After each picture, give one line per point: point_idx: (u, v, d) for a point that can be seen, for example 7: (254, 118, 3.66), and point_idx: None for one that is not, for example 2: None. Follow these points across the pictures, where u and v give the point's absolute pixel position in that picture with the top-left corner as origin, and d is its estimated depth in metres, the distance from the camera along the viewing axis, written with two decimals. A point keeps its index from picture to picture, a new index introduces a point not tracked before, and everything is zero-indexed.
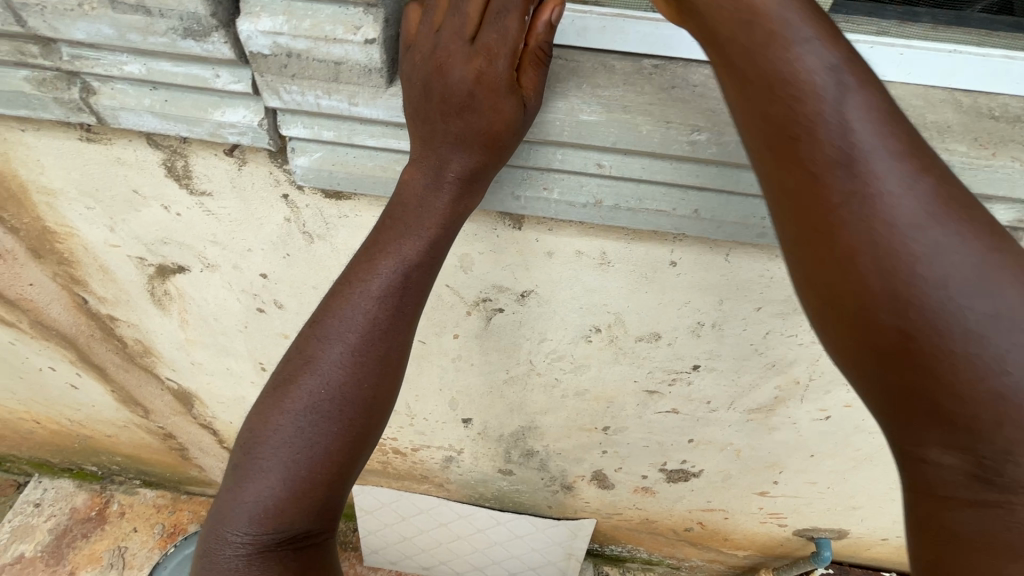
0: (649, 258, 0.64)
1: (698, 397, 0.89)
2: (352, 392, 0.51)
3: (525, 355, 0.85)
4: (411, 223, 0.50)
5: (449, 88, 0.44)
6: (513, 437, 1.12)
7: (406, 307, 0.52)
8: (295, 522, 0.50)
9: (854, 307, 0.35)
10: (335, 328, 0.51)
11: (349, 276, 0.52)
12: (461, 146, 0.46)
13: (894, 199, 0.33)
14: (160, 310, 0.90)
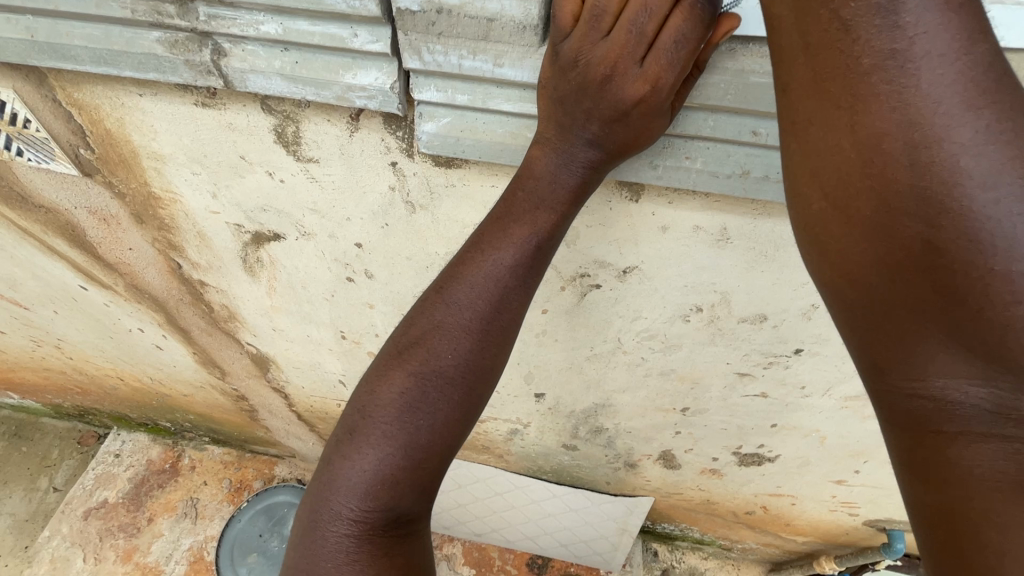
0: (775, 235, 0.60)
1: (793, 381, 0.85)
2: (473, 363, 0.50)
3: (614, 332, 0.83)
4: (545, 197, 0.48)
5: (605, 100, 0.43)
6: (583, 414, 1.11)
7: (531, 282, 0.50)
8: (405, 496, 0.50)
9: (906, 266, 0.34)
10: (463, 295, 0.50)
11: (478, 243, 0.50)
12: (598, 136, 0.45)
13: (966, 160, 0.32)
14: (249, 276, 0.91)
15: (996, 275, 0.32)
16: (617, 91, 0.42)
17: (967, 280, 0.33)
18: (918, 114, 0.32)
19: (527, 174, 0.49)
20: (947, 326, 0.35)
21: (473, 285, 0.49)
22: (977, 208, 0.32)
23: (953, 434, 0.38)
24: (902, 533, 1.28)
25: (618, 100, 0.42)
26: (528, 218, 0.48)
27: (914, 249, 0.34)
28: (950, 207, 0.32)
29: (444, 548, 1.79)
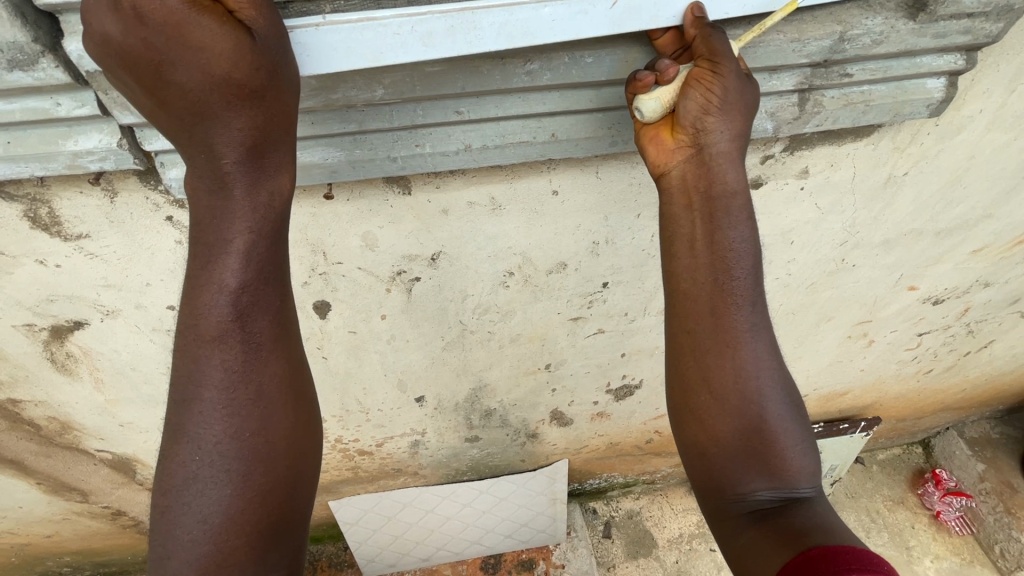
0: (535, 192, 0.70)
1: (616, 311, 0.97)
2: (259, 368, 0.52)
3: (454, 317, 0.90)
4: (238, 189, 0.47)
5: (189, 70, 0.42)
6: (468, 402, 1.17)
7: (264, 265, 0.51)
8: (253, 509, 0.52)
9: (702, 218, 0.58)
10: (214, 321, 0.50)
11: (199, 265, 0.50)
12: (215, 115, 0.44)
13: (726, 162, 0.56)
14: (66, 376, 0.85)
15: (736, 240, 0.58)
16: (207, 55, 0.41)
17: (711, 229, 0.58)
18: (728, 128, 0.54)
19: (207, 201, 0.48)
20: (719, 268, 0.58)
21: (205, 337, 0.50)
22: (732, 195, 0.57)
23: (742, 336, 0.61)
24: None
25: (214, 58, 0.41)
26: (234, 213, 0.48)
27: (705, 214, 0.57)
28: (721, 189, 0.57)
29: None
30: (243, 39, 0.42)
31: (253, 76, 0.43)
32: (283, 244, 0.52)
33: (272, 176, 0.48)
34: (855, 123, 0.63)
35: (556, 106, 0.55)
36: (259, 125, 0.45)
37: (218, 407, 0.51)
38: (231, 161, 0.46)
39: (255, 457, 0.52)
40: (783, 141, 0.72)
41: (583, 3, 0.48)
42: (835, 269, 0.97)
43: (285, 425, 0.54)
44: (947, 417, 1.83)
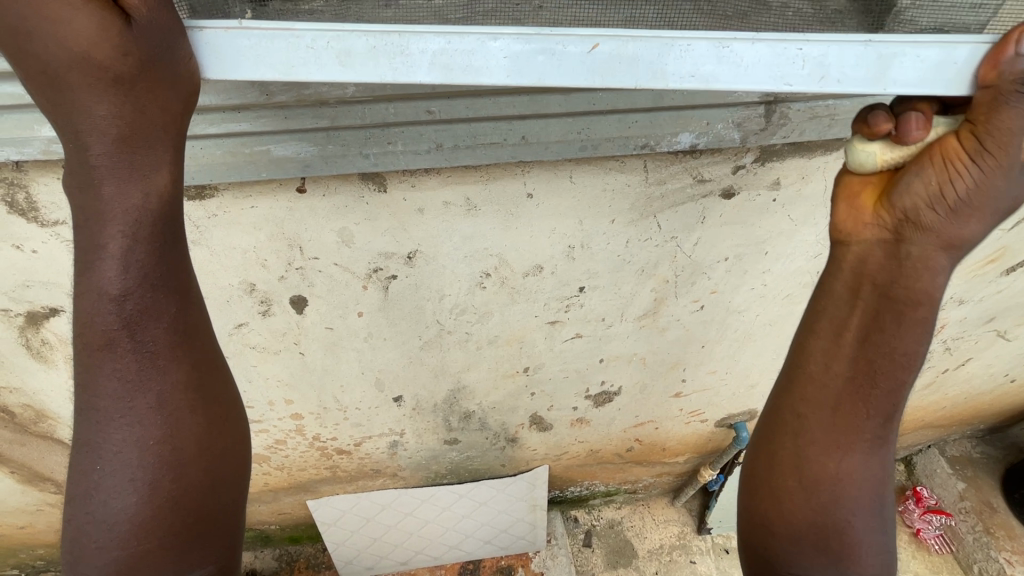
0: (510, 194, 0.71)
1: (594, 316, 0.98)
2: (151, 379, 0.51)
3: (431, 316, 0.91)
4: (119, 185, 0.46)
5: (49, 51, 0.40)
6: (447, 404, 1.17)
7: (158, 270, 0.49)
8: (167, 524, 0.53)
9: (860, 326, 0.60)
10: (99, 327, 0.49)
11: (81, 268, 0.48)
12: (81, 106, 0.43)
13: (919, 286, 0.57)
14: (41, 364, 0.85)
15: (888, 362, 0.60)
16: (64, 29, 0.40)
17: (869, 329, 0.60)
18: (941, 248, 0.55)
19: (85, 196, 0.46)
20: (866, 374, 0.61)
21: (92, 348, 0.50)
22: (905, 324, 0.58)
23: (863, 439, 0.63)
24: (745, 423, 1.48)
25: (73, 35, 0.40)
26: (115, 211, 0.46)
27: (865, 322, 0.60)
28: (890, 309, 0.58)
29: None
30: (116, 25, 0.40)
31: (121, 61, 0.41)
32: (180, 243, 0.51)
33: (150, 176, 0.47)
34: (822, 135, 0.65)
35: (521, 109, 0.56)
36: (129, 118, 0.44)
37: (113, 421, 0.51)
38: (106, 157, 0.45)
39: (162, 464, 0.53)
40: (754, 152, 0.73)
41: (555, 41, 0.44)
42: (809, 281, 0.99)
43: (189, 432, 0.53)
44: (928, 435, 1.84)
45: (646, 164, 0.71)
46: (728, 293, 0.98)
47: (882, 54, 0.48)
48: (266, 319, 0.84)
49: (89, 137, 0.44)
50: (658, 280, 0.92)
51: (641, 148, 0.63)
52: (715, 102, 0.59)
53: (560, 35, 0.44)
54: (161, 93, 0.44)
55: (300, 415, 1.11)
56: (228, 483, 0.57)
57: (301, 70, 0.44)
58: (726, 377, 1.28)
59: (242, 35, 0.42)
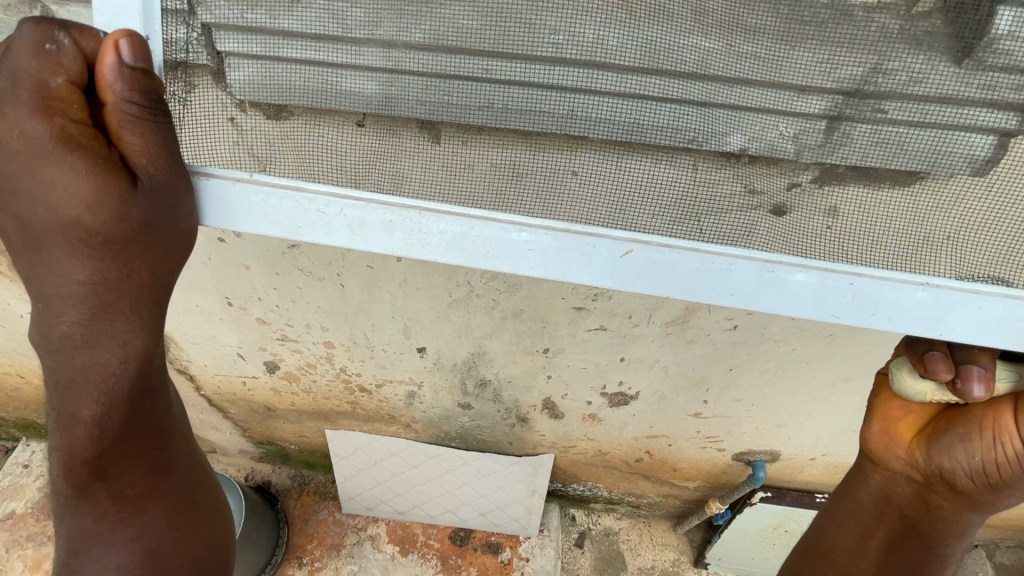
0: (553, 167, 0.68)
1: (620, 311, 0.99)
2: (108, 460, 0.74)
3: (464, 276, 0.96)
4: (93, 347, 0.64)
5: (45, 222, 0.58)
6: (466, 366, 1.22)
7: (117, 397, 0.69)
8: None
9: (896, 531, 0.81)
10: (73, 436, 0.70)
11: (60, 399, 0.68)
12: (64, 275, 0.60)
13: (944, 523, 0.77)
14: None
15: (917, 565, 0.80)
16: (61, 191, 0.56)
17: (894, 541, 0.81)
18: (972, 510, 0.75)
19: (57, 351, 0.64)
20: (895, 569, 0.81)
21: (65, 457, 0.72)
22: (932, 544, 0.78)
23: None
24: (763, 462, 1.41)
25: (60, 205, 0.57)
26: (85, 355, 0.64)
27: (892, 527, 0.82)
28: (911, 531, 0.80)
29: (369, 529, 1.88)
30: (118, 181, 0.58)
31: (105, 225, 0.59)
32: (142, 381, 0.72)
33: (130, 341, 0.66)
34: (886, 166, 0.61)
35: (575, 82, 0.60)
36: (109, 278, 0.62)
37: (82, 514, 0.78)
38: (86, 315, 0.62)
39: (144, 533, 0.82)
40: (814, 169, 0.66)
41: (594, 241, 0.64)
42: (855, 324, 0.95)
43: (156, 552, 0.82)
44: (979, 532, 1.66)
45: (697, 161, 0.66)
46: (763, 316, 0.95)
47: (855, 287, 0.63)
48: (316, 245, 0.93)
49: (72, 306, 0.62)
50: None
51: (687, 143, 0.62)
52: (771, 106, 0.59)
53: (598, 237, 0.64)
54: (145, 260, 0.63)
55: (332, 343, 1.19)
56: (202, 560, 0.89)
57: (305, 232, 0.65)
58: (751, 409, 1.23)
59: (253, 185, 0.63)
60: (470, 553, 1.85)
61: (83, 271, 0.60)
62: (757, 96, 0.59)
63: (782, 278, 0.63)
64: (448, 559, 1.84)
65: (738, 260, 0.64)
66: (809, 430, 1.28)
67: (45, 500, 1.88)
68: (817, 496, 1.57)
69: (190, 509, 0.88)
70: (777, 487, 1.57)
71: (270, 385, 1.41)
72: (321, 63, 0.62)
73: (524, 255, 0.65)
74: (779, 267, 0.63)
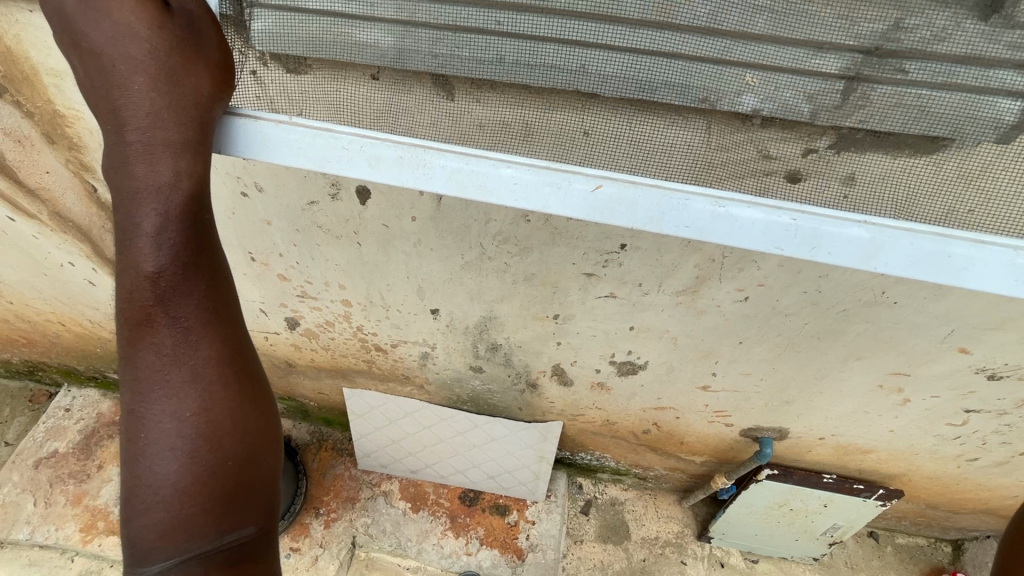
0: (565, 127, 0.68)
1: (631, 279, 0.99)
2: (166, 281, 0.72)
3: (476, 238, 0.97)
4: (152, 152, 0.66)
5: (102, 40, 0.64)
6: (477, 330, 1.25)
7: (174, 201, 0.69)
8: (223, 447, 0.76)
9: None
10: (134, 248, 0.70)
11: (125, 213, 0.69)
12: (127, 81, 0.65)
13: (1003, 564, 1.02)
14: None
15: None
16: (115, 14, 0.64)
17: None
18: None
19: (133, 159, 0.67)
20: None
21: (131, 281, 0.72)
22: None
23: None
24: (770, 439, 1.42)
25: (114, 22, 0.64)
26: (146, 162, 0.67)
27: None
28: None
29: (382, 485, 1.96)
30: (153, 1, 0.64)
31: (155, 35, 0.64)
32: (199, 199, 0.72)
33: (180, 152, 0.67)
34: (906, 131, 0.59)
35: (587, 36, 0.60)
36: (160, 84, 0.65)
37: (143, 355, 0.74)
38: (144, 123, 0.66)
39: (198, 378, 0.75)
40: (832, 135, 0.64)
41: (563, 178, 0.67)
42: (868, 301, 0.93)
43: (212, 402, 0.76)
44: (987, 516, 1.65)
45: (711, 123, 0.66)
46: (776, 288, 0.94)
47: (875, 238, 0.64)
48: (334, 202, 0.96)
49: (125, 112, 0.66)
50: (703, 257, 0.91)
51: (700, 103, 0.61)
52: (787, 65, 0.58)
53: (570, 174, 0.66)
54: (191, 67, 0.65)
55: (350, 302, 1.23)
56: (255, 428, 0.80)
57: (334, 166, 0.69)
58: (759, 384, 1.23)
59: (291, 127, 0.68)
60: (478, 513, 1.92)
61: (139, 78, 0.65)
62: (772, 54, 0.58)
63: (731, 213, 0.65)
64: (457, 518, 1.91)
65: (692, 196, 0.66)
66: (819, 409, 1.28)
67: (84, 442, 2.02)
68: (825, 476, 1.57)
69: (248, 372, 0.81)
70: (785, 466, 1.58)
71: (291, 341, 1.47)
72: (337, 15, 0.63)
73: (510, 191, 0.67)
74: (729, 203, 0.65)
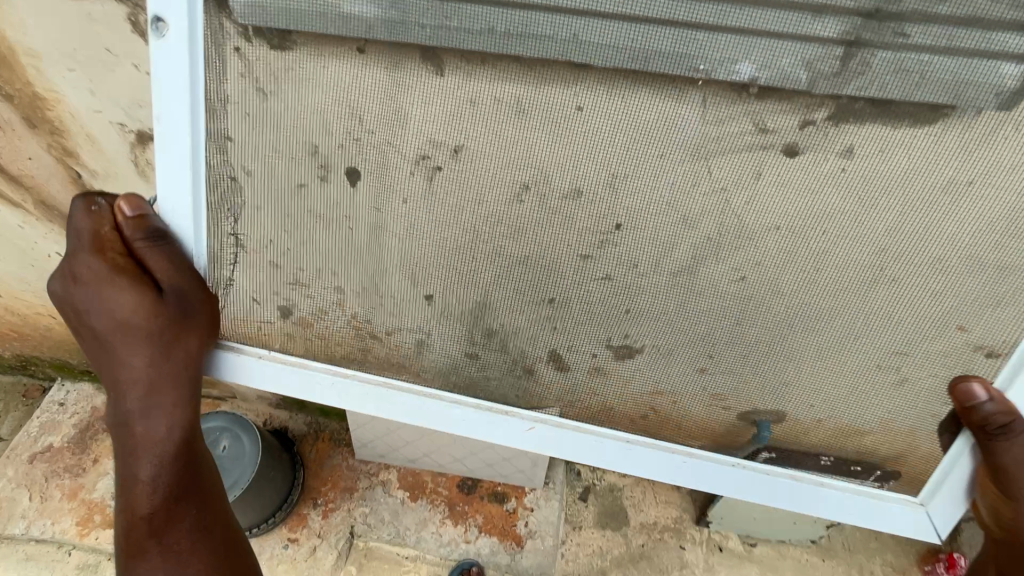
0: (561, 101, 0.79)
1: (626, 261, 0.92)
2: (165, 451, 1.14)
3: (468, 219, 0.94)
4: (158, 403, 1.11)
5: (108, 331, 1.07)
6: (471, 315, 1.16)
7: (177, 381, 1.10)
8: (186, 543, 1.16)
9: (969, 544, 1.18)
10: (143, 454, 1.13)
11: (138, 446, 1.13)
12: (121, 306, 1.04)
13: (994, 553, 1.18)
14: (144, 181, 1.08)
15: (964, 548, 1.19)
16: (108, 302, 1.05)
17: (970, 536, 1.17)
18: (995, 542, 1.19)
19: (132, 395, 1.10)
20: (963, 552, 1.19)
21: (128, 517, 1.16)
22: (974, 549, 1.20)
23: None
24: None
25: (118, 305, 1.05)
26: (164, 399, 1.11)
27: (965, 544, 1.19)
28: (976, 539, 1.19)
29: (380, 475, 1.96)
30: (152, 289, 1.03)
31: (142, 307, 1.04)
32: (185, 419, 1.15)
33: (172, 412, 1.13)
34: (907, 97, 0.70)
35: (620, 9, 0.70)
36: (150, 326, 1.05)
37: (140, 496, 1.13)
38: (126, 348, 1.07)
39: (174, 541, 1.15)
40: (829, 108, 0.73)
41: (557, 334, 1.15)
42: (868, 286, 0.86)
43: (189, 533, 1.17)
44: None
45: (706, 98, 0.75)
46: (783, 271, 0.88)
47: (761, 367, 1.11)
48: (324, 185, 0.94)
49: (133, 346, 1.07)
50: (701, 237, 0.87)
51: (693, 70, 0.72)
52: (782, 32, 0.68)
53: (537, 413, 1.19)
54: (173, 333, 1.06)
55: None
56: (215, 536, 1.20)
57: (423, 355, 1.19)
58: None
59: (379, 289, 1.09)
60: (477, 501, 1.92)
61: (136, 309, 1.04)
62: (788, 26, 0.68)
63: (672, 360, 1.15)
64: (455, 506, 1.91)
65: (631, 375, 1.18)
66: None
67: (80, 436, 2.00)
68: None
69: (203, 495, 1.21)
70: None
71: None
72: None
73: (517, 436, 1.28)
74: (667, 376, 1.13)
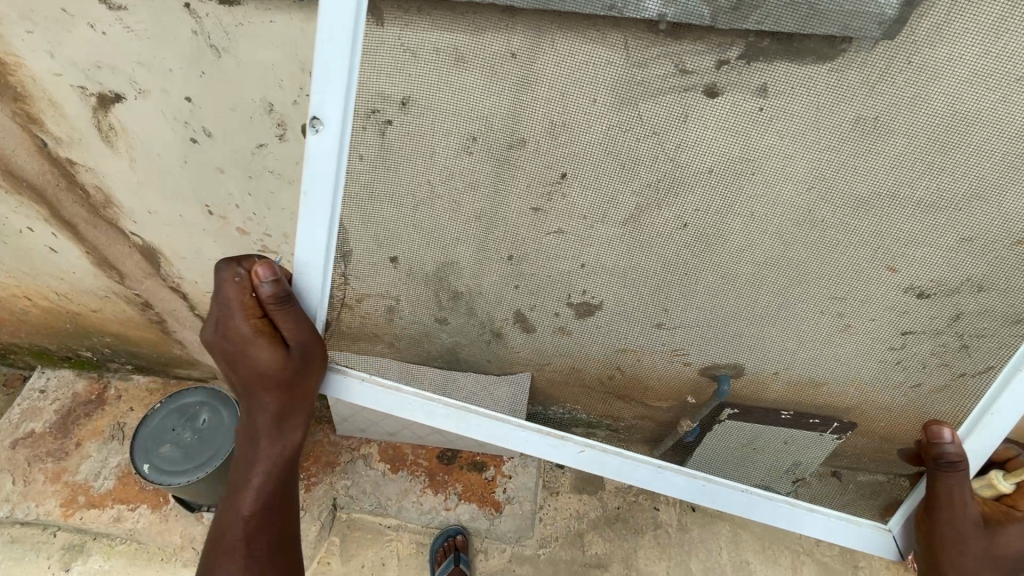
0: (495, 49, 0.85)
1: (577, 212, 1.01)
2: (261, 517, 1.37)
3: (421, 175, 0.99)
4: (270, 475, 1.33)
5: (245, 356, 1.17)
6: (437, 277, 1.17)
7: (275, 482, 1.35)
8: (263, 530, 1.38)
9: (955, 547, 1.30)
10: (252, 449, 1.29)
11: (243, 498, 1.33)
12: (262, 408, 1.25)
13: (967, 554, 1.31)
14: (109, 147, 1.12)
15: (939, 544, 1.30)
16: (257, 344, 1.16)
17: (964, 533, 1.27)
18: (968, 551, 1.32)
19: (251, 464, 1.32)
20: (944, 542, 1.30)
21: (236, 491, 1.34)
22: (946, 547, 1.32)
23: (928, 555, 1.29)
24: None
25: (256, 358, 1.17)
26: (272, 470, 1.33)
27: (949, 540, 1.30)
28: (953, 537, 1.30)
29: (361, 449, 2.01)
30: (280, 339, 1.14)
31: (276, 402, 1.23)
32: (282, 486, 1.38)
33: (270, 504, 1.37)
34: (802, 30, 0.76)
35: None
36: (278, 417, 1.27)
37: (245, 480, 1.33)
38: (259, 451, 1.30)
39: (261, 517, 1.37)
40: (739, 47, 0.78)
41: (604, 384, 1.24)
42: (800, 226, 0.94)
43: (271, 514, 1.38)
44: None
45: (627, 40, 0.80)
46: (713, 214, 0.96)
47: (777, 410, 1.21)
48: (281, 144, 1.03)
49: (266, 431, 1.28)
50: (640, 182, 0.94)
51: (606, 10, 0.78)
52: None
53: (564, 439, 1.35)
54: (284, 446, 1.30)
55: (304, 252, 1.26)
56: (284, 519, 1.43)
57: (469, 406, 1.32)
58: None
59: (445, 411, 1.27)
60: (456, 470, 1.97)
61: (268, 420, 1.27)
62: None
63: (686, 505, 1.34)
64: (435, 476, 1.96)
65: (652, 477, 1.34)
66: None
67: (61, 421, 2.02)
68: None
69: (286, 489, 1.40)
70: None
71: None
72: None
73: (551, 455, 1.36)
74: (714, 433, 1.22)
